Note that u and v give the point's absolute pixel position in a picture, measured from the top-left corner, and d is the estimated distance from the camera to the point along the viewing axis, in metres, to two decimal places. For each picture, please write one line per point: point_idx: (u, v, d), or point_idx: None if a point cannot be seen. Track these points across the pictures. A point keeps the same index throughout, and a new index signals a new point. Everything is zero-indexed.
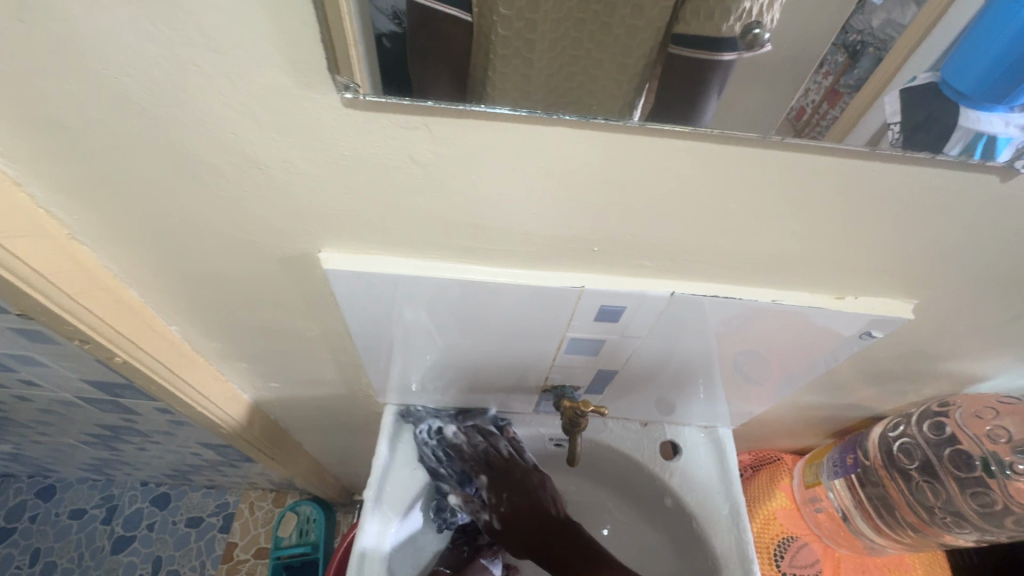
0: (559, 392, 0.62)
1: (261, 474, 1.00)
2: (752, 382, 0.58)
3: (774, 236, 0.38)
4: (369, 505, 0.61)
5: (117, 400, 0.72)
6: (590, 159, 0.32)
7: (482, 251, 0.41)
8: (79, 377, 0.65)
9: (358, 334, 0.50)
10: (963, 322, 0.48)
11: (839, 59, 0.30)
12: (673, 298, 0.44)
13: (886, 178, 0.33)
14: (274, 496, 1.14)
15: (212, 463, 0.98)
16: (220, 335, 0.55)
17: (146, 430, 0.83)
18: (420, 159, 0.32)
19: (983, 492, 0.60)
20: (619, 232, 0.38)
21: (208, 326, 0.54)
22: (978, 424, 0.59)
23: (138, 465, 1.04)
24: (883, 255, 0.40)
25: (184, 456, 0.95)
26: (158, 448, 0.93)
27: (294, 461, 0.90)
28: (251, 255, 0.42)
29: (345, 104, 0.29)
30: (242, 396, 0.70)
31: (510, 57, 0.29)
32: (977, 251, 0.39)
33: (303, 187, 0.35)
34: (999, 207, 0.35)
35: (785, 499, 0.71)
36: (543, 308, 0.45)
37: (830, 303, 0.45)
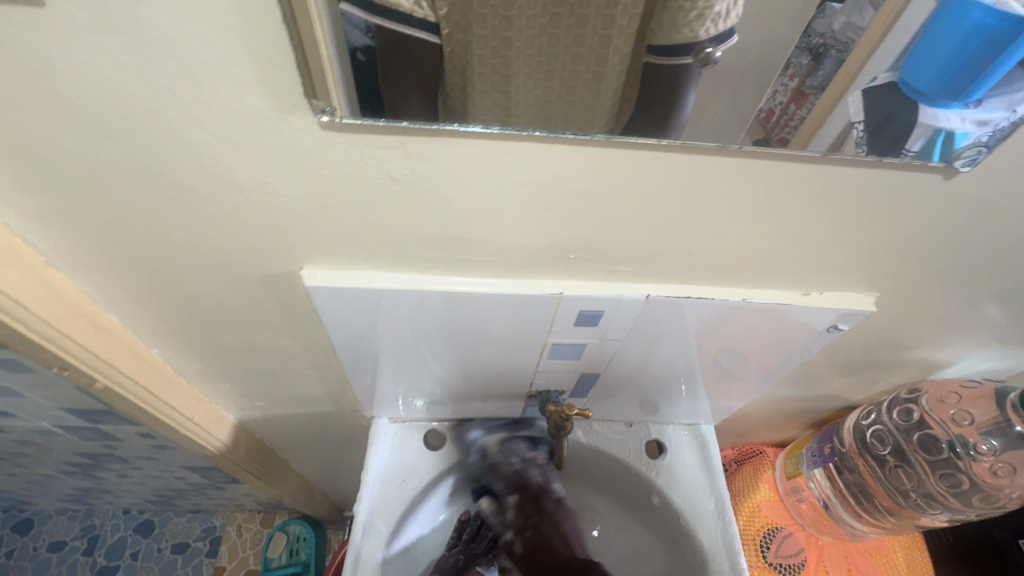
0: (543, 398, 0.65)
1: (248, 494, 1.02)
2: (732, 378, 0.62)
3: (729, 240, 0.42)
4: (360, 516, 0.64)
5: (96, 427, 0.73)
6: (558, 176, 0.36)
7: (465, 263, 0.44)
8: (56, 404, 0.67)
9: (346, 349, 0.53)
10: (904, 310, 0.53)
11: (804, 61, 0.35)
12: (649, 300, 0.48)
13: (819, 182, 0.37)
14: (263, 517, 1.15)
15: (197, 486, 0.99)
16: (201, 355, 0.58)
17: (127, 455, 0.85)
18: (397, 176, 0.35)
19: (951, 473, 0.63)
20: (586, 242, 0.42)
21: (192, 347, 0.56)
22: (943, 409, 0.64)
23: (119, 493, 1.05)
24: (830, 252, 0.44)
25: (169, 481, 0.97)
26: (141, 474, 0.94)
27: (282, 478, 0.92)
28: (234, 276, 0.45)
29: (322, 126, 0.32)
30: (225, 416, 0.72)
31: (488, 79, 0.34)
32: (914, 246, 0.44)
33: (294, 209, 0.38)
34: (934, 203, 0.39)
35: (768, 492, 0.76)
36: (524, 316, 0.49)
37: (797, 300, 0.49)
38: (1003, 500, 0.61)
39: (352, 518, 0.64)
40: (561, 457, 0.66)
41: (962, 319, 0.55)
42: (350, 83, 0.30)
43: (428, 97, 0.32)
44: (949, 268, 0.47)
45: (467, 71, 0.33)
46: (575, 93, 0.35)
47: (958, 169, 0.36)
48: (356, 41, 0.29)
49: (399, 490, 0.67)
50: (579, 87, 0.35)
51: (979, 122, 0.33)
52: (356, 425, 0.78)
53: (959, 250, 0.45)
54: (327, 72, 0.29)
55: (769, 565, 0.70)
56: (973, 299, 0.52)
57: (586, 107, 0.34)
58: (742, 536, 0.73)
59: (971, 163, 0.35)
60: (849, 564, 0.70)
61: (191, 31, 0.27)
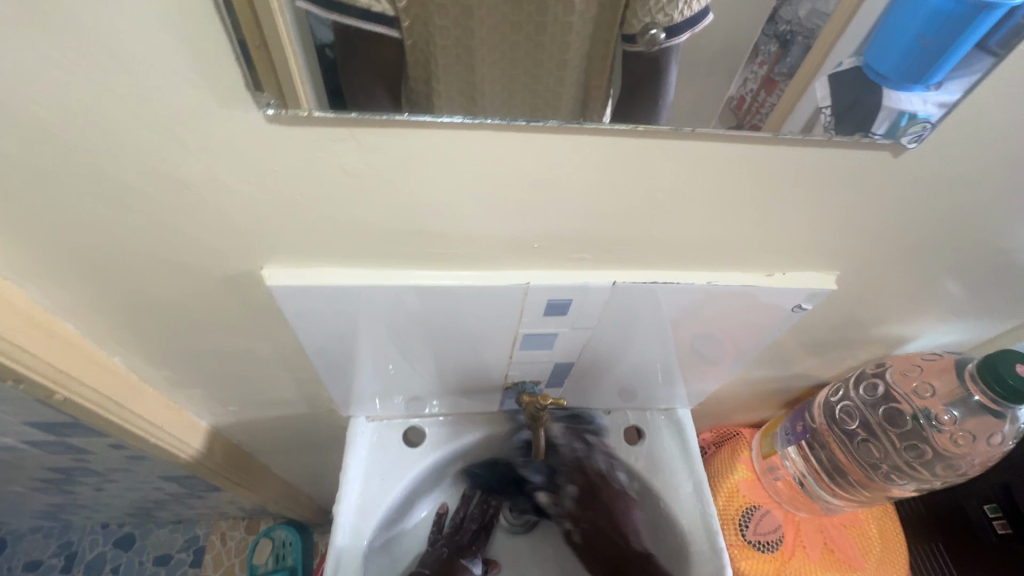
0: (520, 389, 0.65)
1: (229, 502, 1.00)
2: (709, 362, 0.62)
3: (697, 225, 0.42)
4: (338, 516, 0.62)
5: (63, 440, 0.71)
6: (517, 162, 0.35)
7: (430, 257, 0.43)
8: (19, 419, 0.64)
9: (316, 350, 0.52)
10: (876, 288, 0.53)
11: (773, 47, 0.35)
12: (617, 287, 0.47)
13: (783, 165, 0.36)
14: (246, 524, 1.13)
15: (176, 497, 0.97)
16: (168, 362, 0.56)
17: (100, 467, 0.83)
18: (350, 169, 0.34)
19: (916, 444, 0.65)
20: (552, 232, 0.42)
21: (159, 355, 0.55)
22: (906, 381, 0.65)
23: (96, 507, 1.03)
24: (800, 235, 0.44)
25: (145, 492, 0.94)
26: (116, 486, 0.92)
27: (263, 483, 0.91)
28: (193, 279, 0.43)
29: (266, 119, 0.30)
30: (199, 424, 0.71)
31: (451, 69, 0.34)
32: (882, 224, 0.44)
33: (246, 207, 0.36)
34: (901, 181, 0.39)
35: (746, 471, 0.75)
36: (495, 308, 0.49)
37: (762, 281, 0.48)
38: (962, 467, 0.64)
39: (332, 516, 0.62)
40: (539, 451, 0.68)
41: (930, 295, 0.55)
42: (314, 75, 0.29)
43: (390, 92, 0.31)
44: (917, 247, 0.47)
45: (429, 65, 0.33)
46: (540, 81, 0.35)
47: (906, 145, 0.35)
48: (322, 35, 0.29)
49: (381, 486, 0.66)
50: (545, 75, 0.35)
51: (942, 105, 0.33)
52: (335, 427, 0.77)
53: (926, 228, 0.45)
54: (290, 63, 0.28)
55: (749, 543, 0.69)
56: (940, 277, 0.52)
57: (552, 94, 0.34)
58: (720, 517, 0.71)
59: (916, 139, 0.34)
60: (825, 538, 0.71)
61: (110, 18, 0.25)
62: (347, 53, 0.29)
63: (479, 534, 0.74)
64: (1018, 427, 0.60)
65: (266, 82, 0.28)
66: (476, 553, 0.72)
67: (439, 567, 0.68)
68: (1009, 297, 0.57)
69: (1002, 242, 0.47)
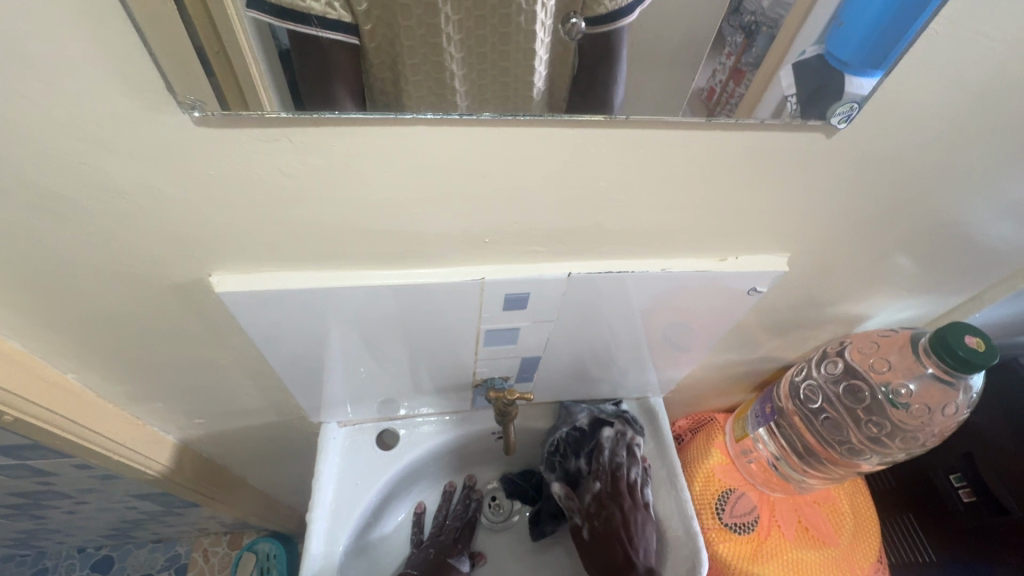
0: (489, 385, 0.67)
1: (209, 517, 1.00)
2: (680, 349, 0.65)
3: (644, 210, 0.43)
4: (314, 522, 0.65)
5: (24, 464, 0.69)
6: (457, 154, 0.35)
7: (382, 256, 0.44)
8: None
9: (281, 355, 0.52)
10: (828, 265, 0.55)
11: (739, 39, 0.40)
12: (571, 278, 0.48)
13: (718, 149, 0.38)
14: (230, 539, 1.15)
15: (152, 514, 0.96)
16: (128, 378, 0.55)
17: (67, 490, 0.81)
18: (287, 169, 0.34)
19: (877, 418, 0.68)
20: (501, 225, 0.42)
21: (119, 372, 0.54)
22: (863, 358, 0.68)
23: (70, 531, 1.01)
24: (744, 217, 0.45)
25: (120, 511, 0.93)
26: (89, 507, 0.90)
27: (238, 494, 0.90)
28: (141, 289, 0.42)
29: (194, 122, 0.30)
30: (164, 439, 0.69)
31: (419, 65, 0.35)
32: (822, 204, 0.45)
33: (183, 213, 0.36)
34: (835, 158, 0.40)
35: (721, 455, 0.77)
36: (451, 305, 0.49)
37: (715, 265, 0.50)
38: (921, 437, 0.67)
39: (306, 525, 0.64)
40: (511, 442, 0.69)
41: (882, 271, 0.57)
42: (277, 81, 0.30)
43: (352, 94, 0.32)
44: (861, 223, 0.49)
45: (396, 65, 0.35)
46: (509, 74, 0.36)
47: (835, 127, 0.37)
48: (283, 39, 0.31)
49: (353, 493, 0.69)
50: (512, 67, 0.37)
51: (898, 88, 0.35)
52: (308, 433, 0.77)
53: (869, 207, 0.47)
54: (251, 70, 0.29)
55: (725, 525, 0.71)
56: (888, 254, 0.54)
57: (521, 88, 0.36)
58: (699, 501, 0.74)
59: (846, 120, 0.36)
60: (800, 516, 0.73)
61: (10, 18, 0.24)
62: (304, 58, 0.31)
63: (463, 532, 0.74)
64: (970, 396, 0.64)
65: (230, 98, 0.29)
66: (461, 551, 0.72)
67: (429, 566, 0.68)
68: (956, 269, 0.59)
69: (944, 217, 0.49)
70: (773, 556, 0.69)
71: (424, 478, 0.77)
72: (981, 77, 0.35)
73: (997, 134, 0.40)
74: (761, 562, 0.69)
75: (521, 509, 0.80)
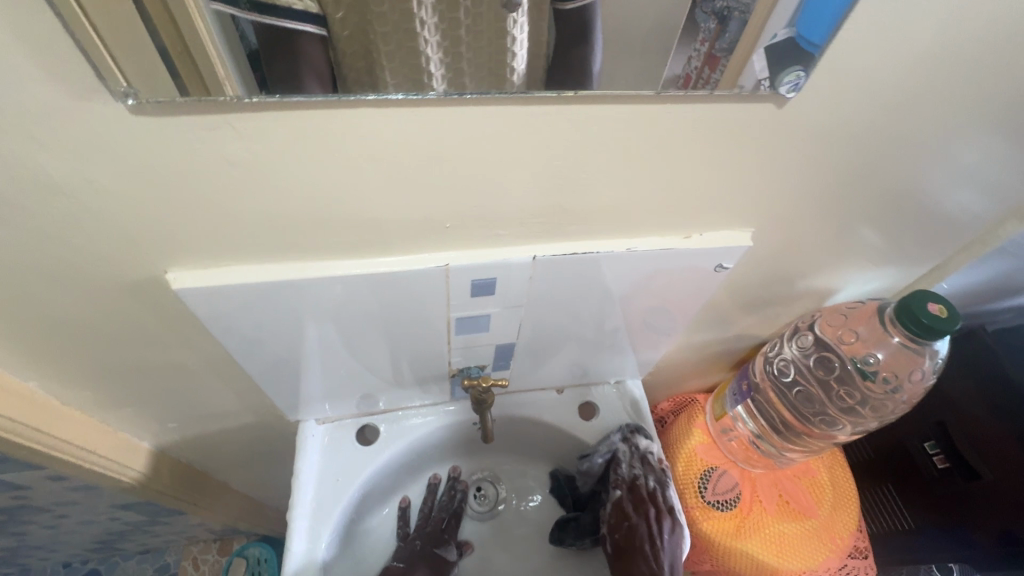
0: (465, 374, 0.70)
1: (200, 526, 1.06)
2: (658, 331, 0.69)
3: (596, 190, 0.45)
4: (296, 522, 0.68)
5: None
6: (407, 138, 0.36)
7: (343, 246, 0.45)
8: None
9: (256, 350, 0.54)
10: (791, 237, 0.57)
11: (711, 24, 0.38)
12: (537, 261, 0.50)
13: (654, 126, 0.39)
14: (219, 546, 1.19)
15: (137, 524, 1.00)
16: (96, 386, 0.56)
17: (45, 503, 0.82)
18: (232, 159, 0.35)
19: (851, 390, 0.69)
20: (458, 209, 0.44)
21: (85, 377, 0.54)
22: (832, 330, 0.69)
23: (55, 545, 1.03)
24: (689, 196, 0.47)
25: (106, 524, 0.96)
26: (71, 520, 0.92)
27: (221, 495, 0.92)
28: (96, 290, 0.43)
29: (130, 112, 0.31)
30: (139, 445, 0.71)
31: (396, 54, 0.35)
32: (766, 181, 0.47)
33: (126, 210, 0.37)
34: (776, 129, 0.42)
35: (701, 435, 0.78)
36: (419, 293, 0.51)
37: (680, 243, 0.53)
38: (893, 405, 0.68)
39: (288, 523, 0.68)
40: (488, 429, 0.74)
41: (848, 241, 0.59)
42: (242, 72, 0.31)
43: (321, 80, 0.33)
44: (813, 198, 0.51)
45: (370, 54, 0.35)
46: (492, 58, 0.37)
47: (784, 96, 0.38)
48: (252, 40, 0.31)
49: (333, 488, 0.71)
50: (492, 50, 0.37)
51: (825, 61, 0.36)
52: (288, 431, 0.79)
53: (817, 180, 0.49)
54: (217, 67, 0.30)
55: (708, 504, 0.72)
56: (855, 221, 0.56)
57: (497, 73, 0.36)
58: (682, 481, 0.74)
59: (794, 88, 0.38)
60: (780, 490, 0.75)
61: None
62: (272, 51, 0.31)
63: (449, 523, 0.77)
64: (936, 362, 0.64)
65: (193, 86, 0.30)
66: (448, 541, 0.75)
67: (416, 560, 0.71)
68: (916, 237, 0.61)
69: (904, 185, 0.51)
70: (755, 532, 0.71)
71: (408, 470, 0.80)
72: (899, 47, 0.37)
73: (929, 102, 0.42)
74: (745, 537, 0.70)
75: (505, 498, 0.83)
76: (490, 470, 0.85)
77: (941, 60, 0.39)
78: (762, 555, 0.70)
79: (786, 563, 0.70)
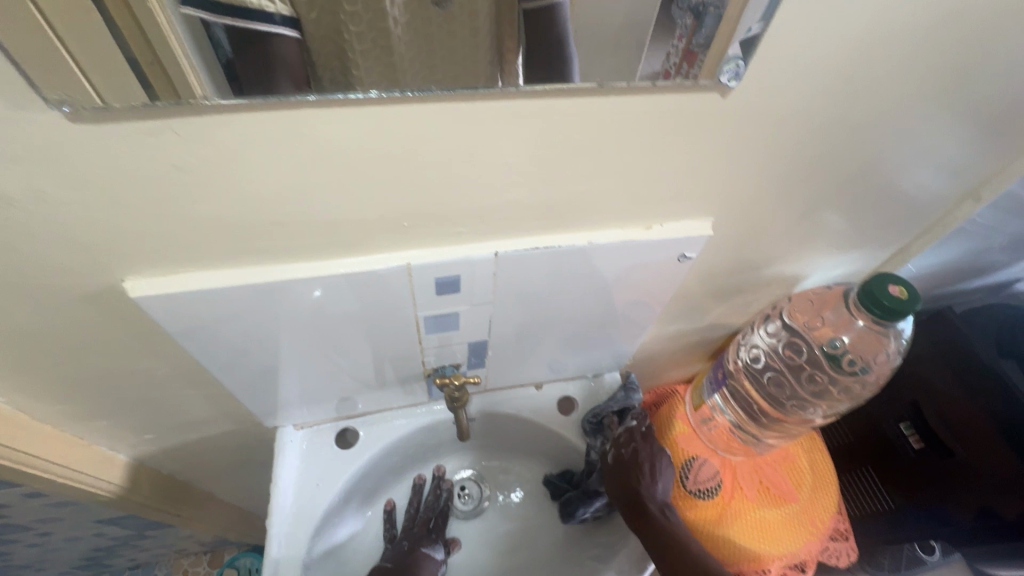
0: (439, 374, 0.72)
1: (188, 537, 1.08)
2: (633, 320, 0.72)
3: (543, 186, 0.47)
4: (275, 528, 0.69)
5: None
6: (357, 138, 0.38)
7: (304, 249, 0.47)
8: None
9: (231, 355, 0.56)
10: (746, 224, 0.60)
11: (687, 21, 0.41)
12: (499, 257, 0.53)
13: (590, 124, 0.42)
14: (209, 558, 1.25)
15: (122, 540, 1.01)
16: (63, 397, 0.57)
17: (24, 522, 0.83)
18: (179, 164, 0.36)
19: (817, 373, 0.75)
20: (413, 210, 0.46)
21: (53, 389, 0.55)
22: (801, 317, 0.76)
23: (40, 567, 1.04)
24: (635, 188, 0.50)
25: (89, 541, 0.98)
26: (53, 539, 0.93)
27: (203, 502, 0.94)
28: (55, 301, 0.45)
29: (67, 119, 0.31)
30: (116, 458, 0.72)
31: (370, 52, 0.39)
32: (706, 171, 0.50)
33: (73, 219, 0.38)
34: (714, 117, 0.44)
35: (683, 425, 0.79)
36: (386, 291, 0.54)
37: (640, 235, 0.56)
38: (859, 386, 0.75)
39: (267, 530, 0.68)
40: (463, 426, 0.75)
41: (814, 227, 0.64)
42: (214, 75, 0.33)
43: (295, 81, 0.35)
44: (757, 186, 0.54)
45: (344, 56, 0.38)
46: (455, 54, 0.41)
47: (727, 85, 0.41)
48: (228, 50, 0.34)
49: (314, 492, 0.73)
50: (459, 46, 0.41)
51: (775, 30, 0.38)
52: (268, 437, 0.80)
53: (757, 172, 0.52)
54: (186, 71, 0.33)
55: (690, 492, 0.76)
56: (821, 206, 0.60)
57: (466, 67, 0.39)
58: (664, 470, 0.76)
59: (734, 77, 0.40)
60: (760, 477, 0.80)
61: None
62: (247, 57, 0.34)
63: (436, 522, 0.80)
64: (900, 344, 0.71)
65: (159, 90, 0.32)
66: (435, 542, 0.77)
67: (404, 559, 0.73)
68: (870, 217, 0.65)
69: (848, 165, 0.54)
70: (737, 518, 0.75)
71: (393, 471, 0.82)
72: (813, 41, 0.40)
73: (853, 89, 0.45)
74: (727, 524, 0.75)
75: (488, 496, 0.85)
76: (475, 469, 0.88)
77: (859, 46, 0.41)
78: (742, 542, 0.74)
79: (767, 547, 0.75)
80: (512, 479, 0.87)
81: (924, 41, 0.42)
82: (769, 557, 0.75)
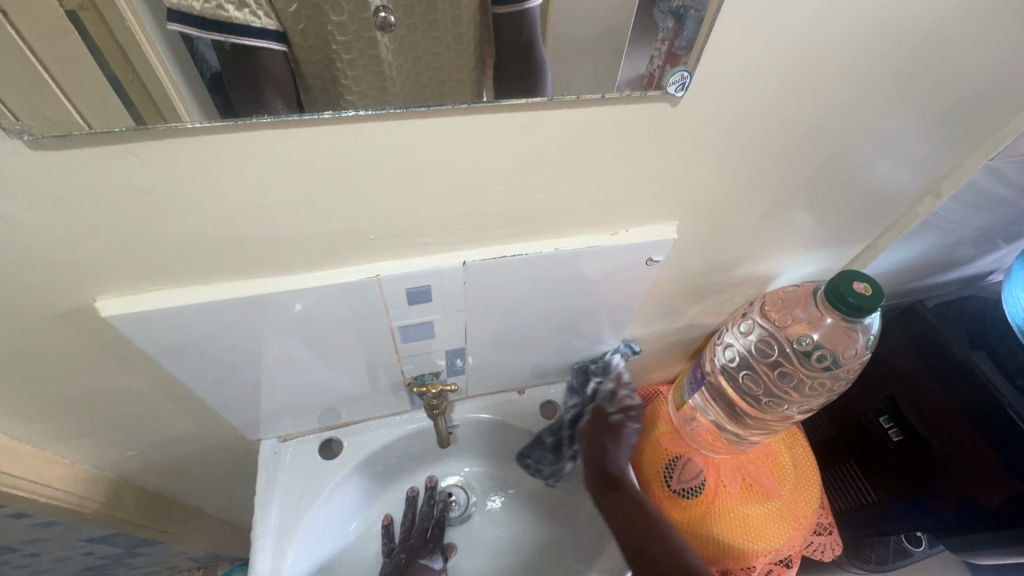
0: (418, 382, 0.75)
1: (181, 553, 1.11)
2: (613, 323, 0.75)
3: (501, 197, 0.50)
4: (261, 549, 0.70)
5: None
6: (318, 156, 0.40)
7: (275, 264, 0.50)
8: None
9: (212, 368, 0.58)
10: (705, 229, 0.63)
11: (669, 24, 0.40)
12: (467, 266, 0.56)
13: (539, 137, 0.44)
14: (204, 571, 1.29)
15: (113, 558, 1.03)
16: (42, 415, 0.59)
17: (12, 543, 0.85)
18: (141, 187, 0.39)
19: (788, 371, 0.77)
20: (379, 224, 0.49)
21: (33, 408, 0.58)
22: (772, 315, 0.77)
23: None
24: (589, 196, 0.53)
25: (80, 561, 1.00)
26: (42, 560, 0.94)
27: (192, 517, 0.97)
28: (24, 322, 0.47)
29: (28, 147, 0.34)
30: (99, 475, 0.74)
31: (356, 60, 0.38)
32: (654, 179, 0.53)
33: (37, 242, 0.40)
34: (654, 126, 0.47)
35: (667, 426, 0.88)
36: (364, 302, 0.57)
37: (606, 240, 0.59)
38: (830, 381, 0.76)
39: (252, 544, 0.70)
40: (443, 434, 0.78)
41: (778, 225, 0.67)
42: (202, 99, 0.35)
43: (285, 95, 0.37)
44: (709, 193, 0.57)
45: (333, 64, 0.38)
46: (442, 73, 0.40)
47: (674, 95, 0.43)
48: (214, 63, 0.34)
49: (298, 504, 0.75)
50: (444, 66, 0.40)
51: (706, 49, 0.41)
52: (253, 451, 0.82)
53: (709, 176, 0.55)
54: (170, 92, 0.34)
55: (674, 492, 0.83)
56: (782, 206, 0.63)
57: (450, 85, 0.40)
58: (651, 468, 0.85)
59: (681, 87, 0.42)
60: (743, 473, 0.83)
61: None
62: (235, 70, 0.35)
63: (433, 532, 0.81)
64: (867, 339, 0.73)
65: (147, 115, 0.34)
66: (433, 551, 0.78)
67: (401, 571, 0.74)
68: (830, 214, 0.68)
69: (797, 168, 0.57)
70: (721, 516, 0.80)
71: (382, 476, 0.85)
72: (744, 53, 0.42)
73: (792, 93, 0.48)
74: (710, 523, 0.80)
75: (475, 502, 0.88)
76: (463, 477, 0.90)
77: (786, 59, 0.44)
78: (726, 539, 0.79)
79: (751, 545, 0.78)
80: (495, 483, 0.89)
81: (858, 45, 0.45)
82: (755, 553, 0.78)
